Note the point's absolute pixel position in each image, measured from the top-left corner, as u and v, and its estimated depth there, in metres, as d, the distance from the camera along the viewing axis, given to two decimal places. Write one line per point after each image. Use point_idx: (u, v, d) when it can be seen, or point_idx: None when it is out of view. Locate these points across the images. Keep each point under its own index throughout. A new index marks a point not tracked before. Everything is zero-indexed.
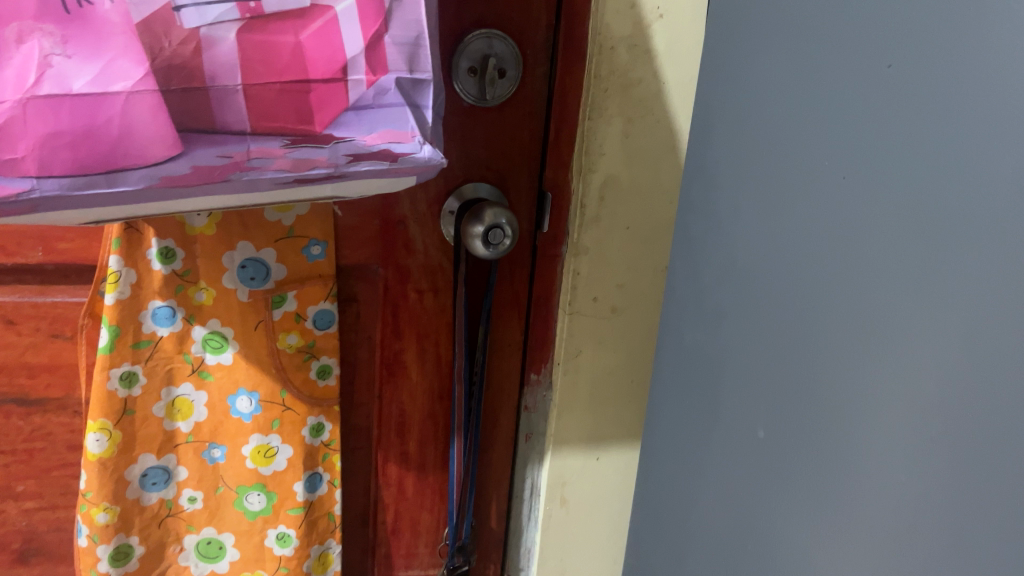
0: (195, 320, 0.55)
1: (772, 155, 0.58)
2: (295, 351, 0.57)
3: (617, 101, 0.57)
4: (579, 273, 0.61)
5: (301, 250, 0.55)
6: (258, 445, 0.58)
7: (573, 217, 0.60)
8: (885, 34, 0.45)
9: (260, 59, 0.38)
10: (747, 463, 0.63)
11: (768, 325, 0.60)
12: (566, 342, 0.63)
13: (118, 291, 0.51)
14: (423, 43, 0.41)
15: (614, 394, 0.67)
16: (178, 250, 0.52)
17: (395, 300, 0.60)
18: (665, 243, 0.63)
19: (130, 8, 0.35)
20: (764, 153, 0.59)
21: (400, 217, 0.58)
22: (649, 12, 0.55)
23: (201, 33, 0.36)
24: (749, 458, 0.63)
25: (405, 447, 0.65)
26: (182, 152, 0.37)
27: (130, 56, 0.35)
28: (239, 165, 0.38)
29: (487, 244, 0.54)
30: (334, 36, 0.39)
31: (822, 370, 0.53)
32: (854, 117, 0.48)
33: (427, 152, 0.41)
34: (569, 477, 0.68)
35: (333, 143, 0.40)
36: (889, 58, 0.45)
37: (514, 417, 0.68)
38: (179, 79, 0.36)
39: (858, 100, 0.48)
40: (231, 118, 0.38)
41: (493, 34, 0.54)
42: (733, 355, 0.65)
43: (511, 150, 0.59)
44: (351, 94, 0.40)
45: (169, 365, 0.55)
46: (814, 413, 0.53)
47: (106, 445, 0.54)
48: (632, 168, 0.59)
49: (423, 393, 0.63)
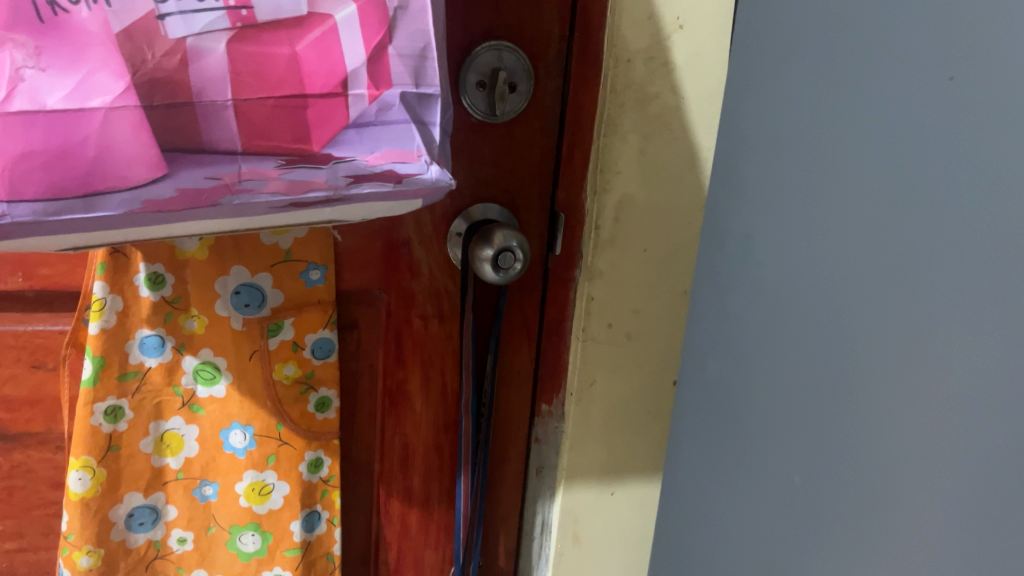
0: (185, 350, 0.51)
1: (808, 174, 0.68)
2: (292, 383, 0.53)
3: (632, 117, 0.54)
4: (593, 297, 0.58)
5: (299, 274, 0.52)
6: (253, 482, 0.54)
7: (587, 239, 0.57)
8: (940, 52, 0.56)
9: (253, 73, 0.35)
10: (785, 424, 0.77)
11: (797, 336, 0.73)
12: (579, 370, 0.60)
13: (103, 319, 0.48)
14: (430, 55, 0.38)
15: (630, 425, 0.63)
16: (167, 275, 0.49)
17: (398, 326, 0.57)
18: (683, 265, 0.59)
19: (109, 16, 0.31)
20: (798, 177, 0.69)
21: (404, 239, 0.54)
22: (669, 23, 0.52)
23: (187, 44, 0.33)
24: (789, 425, 0.76)
25: (409, 482, 0.61)
26: (166, 173, 0.34)
27: (111, 69, 0.32)
28: (229, 187, 0.35)
29: (497, 268, 0.51)
30: (333, 47, 0.36)
31: (816, 365, 0.71)
32: (914, 138, 0.59)
33: (434, 172, 0.38)
34: (581, 512, 0.65)
35: (332, 163, 0.37)
36: (950, 72, 0.56)
37: (525, 450, 0.64)
38: (162, 94, 0.33)
39: (923, 115, 0.58)
40: (219, 136, 0.35)
41: (503, 46, 0.50)
42: (773, 354, 0.76)
43: (520, 169, 0.56)
44: (352, 109, 0.37)
45: (158, 398, 0.51)
46: (834, 394, 0.70)
47: (89, 483, 0.51)
48: (649, 187, 0.56)
49: (428, 424, 0.59)
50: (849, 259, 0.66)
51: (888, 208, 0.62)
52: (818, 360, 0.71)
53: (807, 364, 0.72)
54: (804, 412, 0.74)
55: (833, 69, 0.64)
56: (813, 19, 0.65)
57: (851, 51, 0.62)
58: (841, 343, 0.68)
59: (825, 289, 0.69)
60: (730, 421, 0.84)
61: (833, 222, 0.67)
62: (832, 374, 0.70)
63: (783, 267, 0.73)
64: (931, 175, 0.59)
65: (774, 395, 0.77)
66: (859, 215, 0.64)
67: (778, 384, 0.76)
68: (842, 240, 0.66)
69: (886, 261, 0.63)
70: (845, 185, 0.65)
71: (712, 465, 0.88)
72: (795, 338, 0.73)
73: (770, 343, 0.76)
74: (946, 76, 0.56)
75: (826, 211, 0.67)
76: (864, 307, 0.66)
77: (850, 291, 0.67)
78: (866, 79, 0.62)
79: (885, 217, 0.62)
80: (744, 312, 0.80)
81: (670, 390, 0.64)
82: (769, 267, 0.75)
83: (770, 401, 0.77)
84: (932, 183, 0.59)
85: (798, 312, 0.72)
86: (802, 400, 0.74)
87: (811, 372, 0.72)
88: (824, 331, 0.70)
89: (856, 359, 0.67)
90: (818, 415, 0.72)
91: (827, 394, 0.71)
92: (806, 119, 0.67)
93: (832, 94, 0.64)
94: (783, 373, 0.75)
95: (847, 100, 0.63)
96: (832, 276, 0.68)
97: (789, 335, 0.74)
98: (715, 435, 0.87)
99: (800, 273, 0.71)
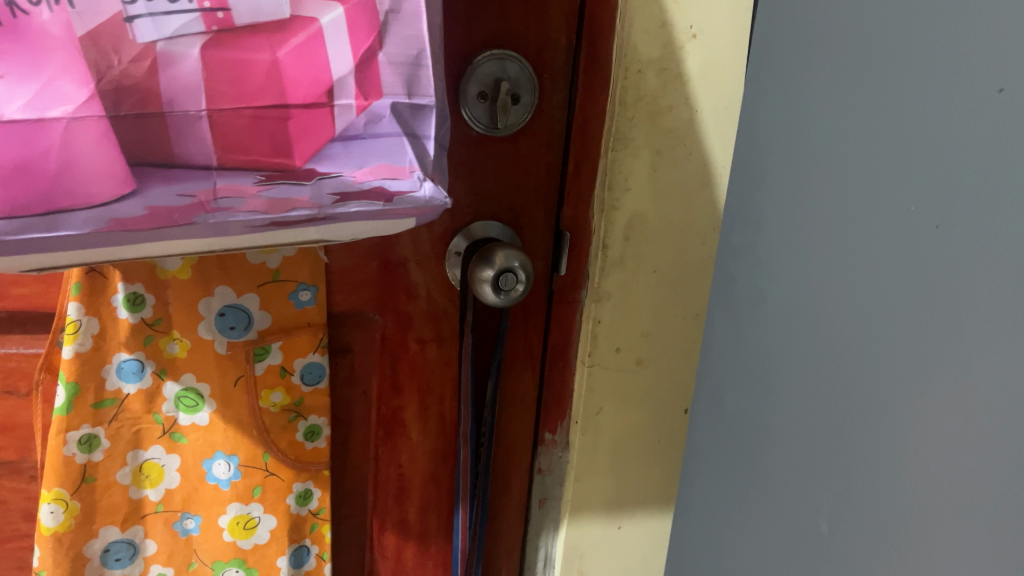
0: (167, 375, 0.48)
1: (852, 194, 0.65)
2: (280, 411, 0.50)
3: (644, 131, 0.51)
4: (599, 321, 0.55)
5: (288, 295, 0.49)
6: (237, 515, 0.51)
7: (593, 261, 0.54)
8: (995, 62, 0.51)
9: (230, 81, 0.32)
10: (805, 456, 0.74)
11: (833, 358, 0.69)
12: (586, 399, 0.57)
13: (78, 342, 0.45)
14: (424, 62, 0.35)
15: (639, 454, 0.61)
16: (147, 296, 0.46)
17: (394, 351, 0.54)
18: (695, 287, 0.57)
19: (73, 18, 0.28)
20: (841, 197, 0.66)
21: (401, 259, 0.51)
22: (682, 32, 0.49)
23: (158, 48, 0.30)
24: (806, 456, 0.74)
25: (404, 515, 0.58)
26: (134, 190, 0.31)
27: (72, 76, 0.29)
28: (204, 206, 0.32)
29: (498, 290, 0.48)
30: (318, 52, 0.33)
31: (845, 393, 0.67)
32: (954, 154, 0.55)
33: (428, 189, 0.35)
34: (587, 547, 0.62)
35: (317, 179, 0.34)
36: (1000, 83, 0.51)
37: (527, 483, 0.61)
38: (131, 102, 0.30)
39: (964, 130, 0.54)
40: (193, 149, 0.32)
41: (506, 55, 0.47)
42: (804, 381, 0.73)
43: (526, 185, 0.52)
44: (339, 121, 0.34)
45: (136, 426, 0.48)
46: (862, 429, 0.66)
47: (62, 518, 0.47)
48: (661, 204, 0.53)
49: (424, 454, 0.57)
50: (880, 285, 0.62)
51: (921, 235, 0.58)
52: (844, 391, 0.67)
53: (830, 394, 0.69)
54: (824, 441, 0.71)
55: (859, 86, 0.64)
56: (843, 45, 0.65)
57: (903, 60, 0.59)
58: (869, 374, 0.64)
59: (858, 317, 0.65)
60: (748, 438, 0.83)
61: (860, 244, 0.64)
62: (861, 408, 0.66)
63: (829, 291, 0.69)
64: (965, 191, 0.54)
65: (802, 423, 0.74)
66: (895, 241, 0.61)
67: (804, 409, 0.73)
68: (865, 262, 0.64)
69: (921, 293, 0.58)
70: (877, 205, 0.62)
71: (734, 490, 0.87)
72: (832, 363, 0.69)
73: (797, 370, 0.74)
74: (994, 88, 0.51)
75: (869, 231, 0.63)
76: (896, 343, 0.61)
77: (881, 322, 0.63)
78: (908, 96, 0.59)
79: (919, 244, 0.58)
80: (771, 332, 0.78)
81: (680, 418, 0.61)
82: (810, 286, 0.71)
83: (797, 432, 0.75)
84: (964, 199, 0.54)
85: (833, 334, 0.69)
86: (826, 430, 0.71)
87: (836, 401, 0.69)
88: (848, 358, 0.67)
89: (876, 391, 0.64)
90: (845, 448, 0.68)
91: (855, 433, 0.67)
92: (850, 137, 0.65)
93: (881, 109, 0.61)
94: (810, 403, 0.73)
95: (870, 123, 0.63)
96: (862, 300, 0.65)
97: (822, 360, 0.70)
98: (738, 456, 0.85)
99: (825, 294, 0.69)
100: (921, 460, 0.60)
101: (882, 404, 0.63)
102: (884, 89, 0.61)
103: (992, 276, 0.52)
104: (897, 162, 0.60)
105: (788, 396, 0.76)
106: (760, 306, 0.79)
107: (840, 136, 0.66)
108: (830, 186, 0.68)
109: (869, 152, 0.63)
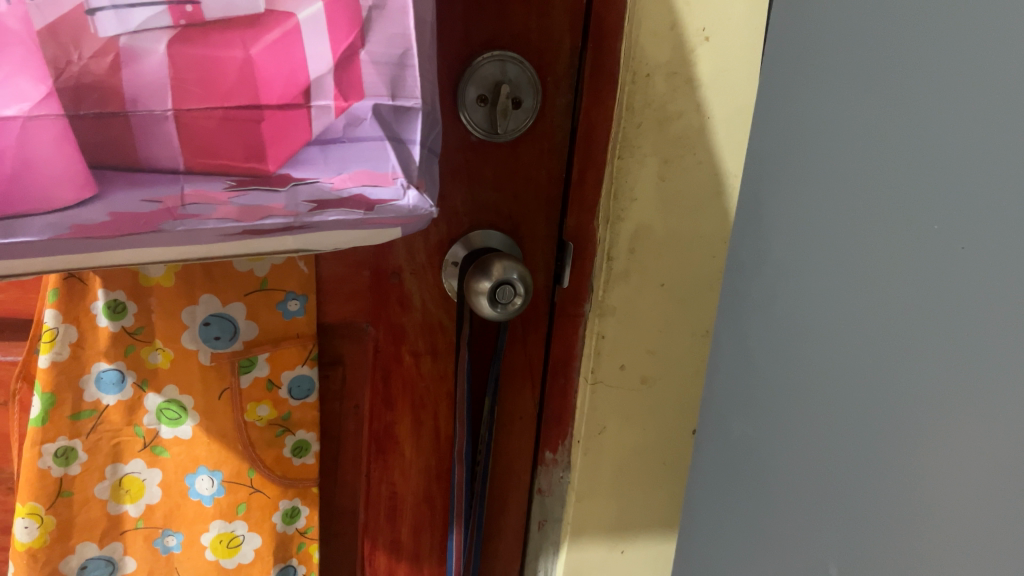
0: (148, 386, 0.46)
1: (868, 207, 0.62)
2: (266, 425, 0.48)
3: (651, 139, 0.48)
4: (604, 336, 0.53)
5: (276, 305, 0.47)
6: (220, 533, 0.50)
7: (597, 273, 0.51)
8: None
9: (200, 80, 0.30)
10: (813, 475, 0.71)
11: (843, 377, 0.66)
12: (588, 417, 0.55)
13: (54, 352, 0.43)
14: (411, 63, 0.33)
15: (644, 477, 0.58)
16: (129, 304, 0.44)
17: (386, 365, 0.52)
18: (704, 304, 0.54)
19: (31, 10, 0.26)
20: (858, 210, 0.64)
21: (394, 268, 0.49)
22: (693, 34, 0.46)
23: (121, 43, 0.28)
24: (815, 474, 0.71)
25: (396, 534, 0.56)
26: (96, 194, 0.29)
27: (31, 72, 0.27)
28: (171, 212, 0.30)
29: (495, 303, 0.46)
30: (295, 49, 0.31)
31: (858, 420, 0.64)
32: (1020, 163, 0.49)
33: (411, 198, 0.32)
34: (587, 570, 0.60)
35: (292, 185, 0.31)
36: None
37: (526, 502, 0.59)
38: (91, 100, 0.28)
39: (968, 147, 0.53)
40: (159, 151, 0.30)
41: (507, 57, 0.45)
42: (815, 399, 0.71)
43: (525, 193, 0.50)
44: (316, 123, 0.32)
45: (116, 439, 0.46)
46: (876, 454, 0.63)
47: (36, 533, 0.45)
48: (669, 216, 0.50)
49: (418, 472, 0.54)
50: (898, 305, 0.59)
51: (942, 258, 0.55)
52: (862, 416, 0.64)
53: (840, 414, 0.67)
54: (831, 465, 0.69)
55: (879, 93, 0.61)
56: (865, 51, 0.63)
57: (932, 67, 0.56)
58: (883, 399, 0.62)
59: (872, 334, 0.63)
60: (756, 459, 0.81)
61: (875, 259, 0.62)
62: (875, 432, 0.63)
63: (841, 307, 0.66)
64: None
65: (815, 449, 0.71)
66: (908, 259, 0.58)
67: (815, 429, 0.71)
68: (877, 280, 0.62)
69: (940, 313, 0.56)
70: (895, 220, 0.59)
71: (743, 510, 0.84)
72: (840, 381, 0.67)
73: (808, 387, 0.71)
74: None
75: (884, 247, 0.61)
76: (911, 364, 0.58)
77: (902, 344, 0.59)
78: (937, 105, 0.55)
79: (936, 266, 0.56)
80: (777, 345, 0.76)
81: (687, 439, 0.58)
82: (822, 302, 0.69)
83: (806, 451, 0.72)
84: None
85: (843, 351, 0.66)
86: (837, 459, 0.68)
87: (851, 425, 0.66)
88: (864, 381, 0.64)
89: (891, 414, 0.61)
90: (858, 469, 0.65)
91: (865, 458, 0.65)
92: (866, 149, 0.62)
93: (901, 121, 0.59)
94: (819, 424, 0.70)
95: (891, 133, 0.60)
96: (879, 319, 0.62)
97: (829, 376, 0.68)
98: (744, 473, 0.83)
99: (837, 312, 0.67)
100: (934, 483, 0.58)
101: (896, 427, 0.61)
102: (908, 98, 0.58)
103: (993, 289, 0.52)
104: (914, 172, 0.57)
105: (795, 411, 0.74)
106: (770, 322, 0.77)
107: (858, 148, 0.63)
108: (845, 198, 0.65)
109: (888, 164, 0.60)
